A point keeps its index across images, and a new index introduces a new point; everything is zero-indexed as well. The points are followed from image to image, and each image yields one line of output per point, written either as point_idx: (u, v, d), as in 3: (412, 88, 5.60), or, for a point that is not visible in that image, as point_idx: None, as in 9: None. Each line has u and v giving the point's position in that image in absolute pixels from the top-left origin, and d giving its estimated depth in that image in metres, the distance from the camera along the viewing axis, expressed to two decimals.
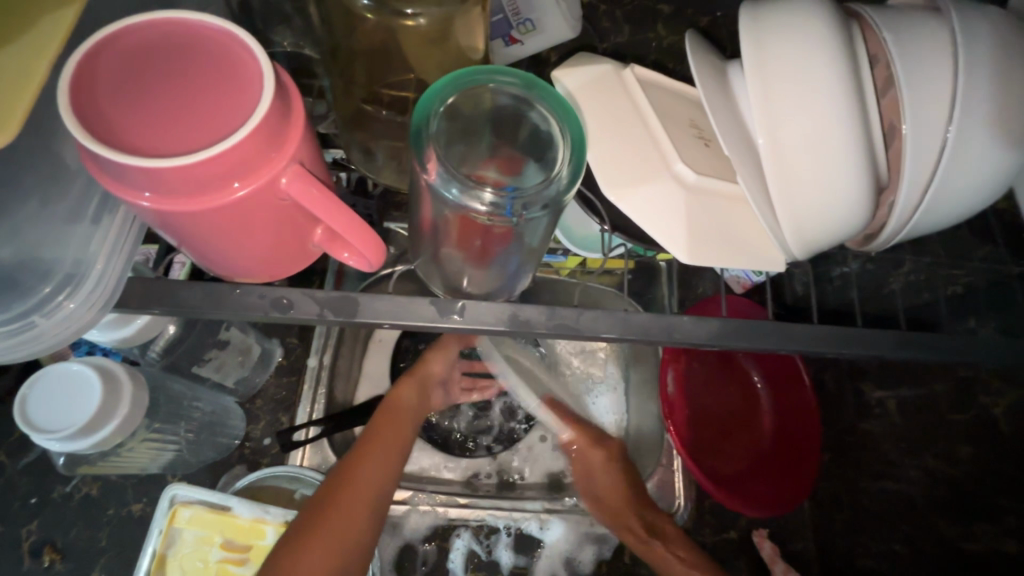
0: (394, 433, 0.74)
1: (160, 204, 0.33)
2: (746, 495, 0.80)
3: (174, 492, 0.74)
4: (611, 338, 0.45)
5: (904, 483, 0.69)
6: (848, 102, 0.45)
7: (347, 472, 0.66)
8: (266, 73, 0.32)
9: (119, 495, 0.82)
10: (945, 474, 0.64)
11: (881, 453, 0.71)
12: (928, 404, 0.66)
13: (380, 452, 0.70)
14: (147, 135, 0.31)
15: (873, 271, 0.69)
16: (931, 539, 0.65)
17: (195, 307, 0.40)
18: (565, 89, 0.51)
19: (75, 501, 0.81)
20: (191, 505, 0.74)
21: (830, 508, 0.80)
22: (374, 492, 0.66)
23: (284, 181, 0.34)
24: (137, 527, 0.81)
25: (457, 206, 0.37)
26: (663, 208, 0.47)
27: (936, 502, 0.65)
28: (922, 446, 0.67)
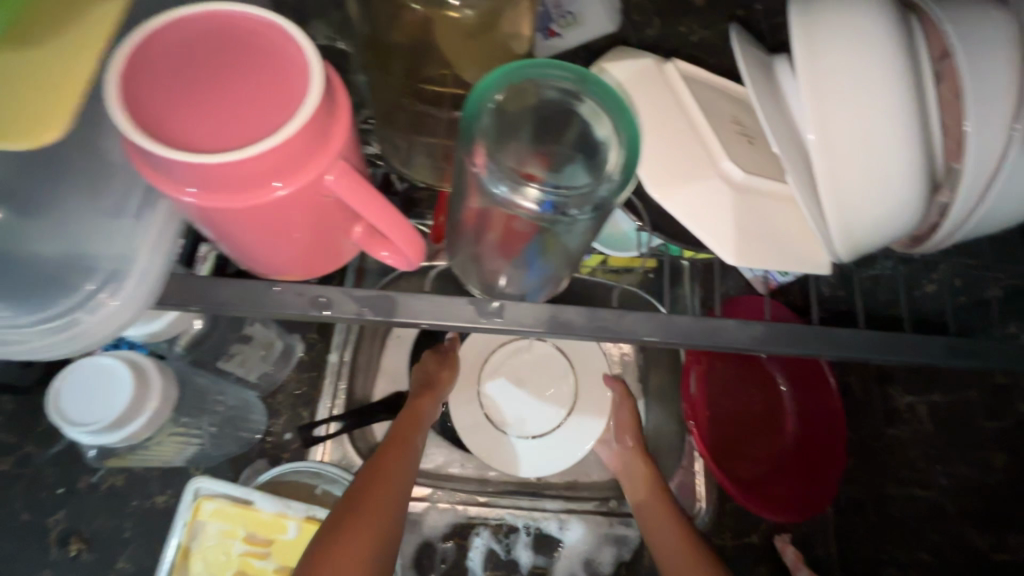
0: (405, 444, 0.66)
1: (205, 200, 0.32)
2: (763, 497, 0.79)
3: (198, 485, 0.74)
4: (652, 341, 0.44)
5: (934, 491, 0.66)
6: (903, 101, 0.44)
7: (362, 489, 0.60)
8: (315, 68, 0.31)
9: (142, 486, 0.83)
10: (978, 483, 0.63)
11: (909, 458, 0.69)
12: (962, 409, 0.65)
13: (392, 466, 0.63)
14: (196, 130, 0.30)
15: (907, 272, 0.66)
16: (956, 545, 0.64)
17: (233, 304, 0.40)
18: (613, 80, 0.50)
19: (101, 492, 0.82)
20: (215, 498, 0.74)
21: (852, 514, 0.78)
22: (389, 508, 0.59)
23: (329, 179, 0.34)
24: (161, 518, 0.82)
25: (504, 203, 0.36)
26: (708, 206, 0.46)
27: (966, 512, 0.63)
28: (953, 452, 0.65)
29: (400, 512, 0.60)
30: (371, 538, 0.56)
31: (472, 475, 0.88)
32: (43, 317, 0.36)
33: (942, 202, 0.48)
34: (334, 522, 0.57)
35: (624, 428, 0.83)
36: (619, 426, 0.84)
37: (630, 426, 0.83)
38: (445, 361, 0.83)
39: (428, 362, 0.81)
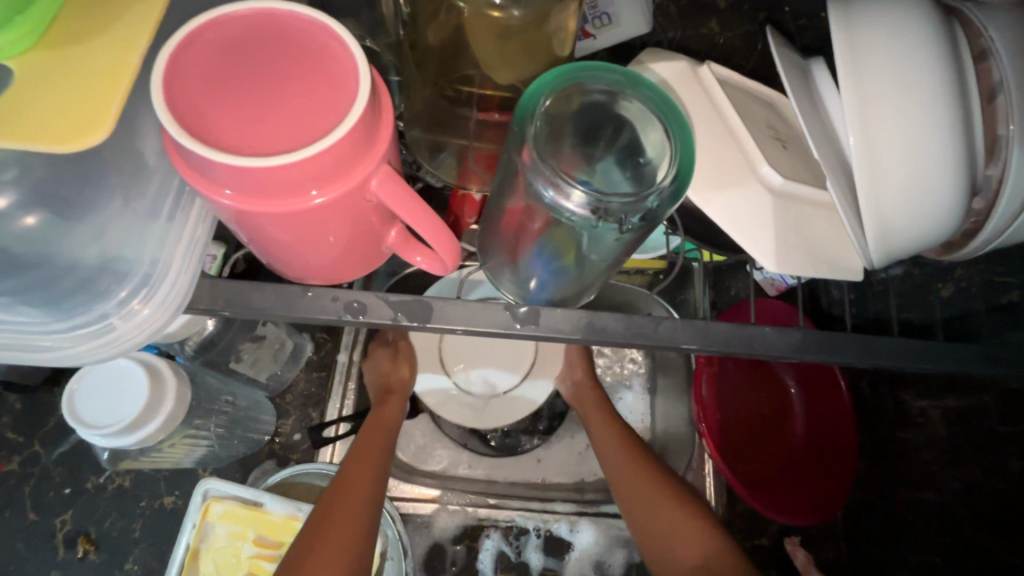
0: (368, 454, 0.67)
1: (245, 203, 0.31)
2: (774, 499, 0.78)
3: (207, 487, 0.73)
4: (690, 349, 0.43)
5: (946, 494, 0.64)
6: (946, 108, 0.43)
7: (330, 504, 0.61)
8: (364, 69, 0.30)
9: (151, 487, 0.82)
10: (987, 486, 0.60)
11: (921, 463, 0.68)
12: (976, 413, 0.61)
13: (356, 477, 0.64)
14: (243, 131, 0.29)
15: (922, 276, 0.65)
16: (967, 549, 0.62)
17: (268, 309, 0.39)
18: (657, 77, 0.50)
19: (109, 492, 0.81)
20: (224, 500, 0.73)
21: (862, 517, 0.78)
22: (364, 516, 0.61)
23: (373, 183, 0.33)
24: (170, 520, 0.81)
25: (549, 207, 0.35)
26: (745, 211, 0.45)
27: (977, 516, 0.61)
28: (959, 457, 0.63)
29: (371, 519, 0.61)
30: (350, 544, 0.58)
31: (479, 476, 0.88)
32: (80, 322, 0.37)
33: (977, 209, 0.49)
34: (310, 537, 0.58)
35: (571, 361, 0.86)
36: (568, 361, 0.86)
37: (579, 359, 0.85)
38: (400, 352, 0.83)
39: (381, 359, 0.81)
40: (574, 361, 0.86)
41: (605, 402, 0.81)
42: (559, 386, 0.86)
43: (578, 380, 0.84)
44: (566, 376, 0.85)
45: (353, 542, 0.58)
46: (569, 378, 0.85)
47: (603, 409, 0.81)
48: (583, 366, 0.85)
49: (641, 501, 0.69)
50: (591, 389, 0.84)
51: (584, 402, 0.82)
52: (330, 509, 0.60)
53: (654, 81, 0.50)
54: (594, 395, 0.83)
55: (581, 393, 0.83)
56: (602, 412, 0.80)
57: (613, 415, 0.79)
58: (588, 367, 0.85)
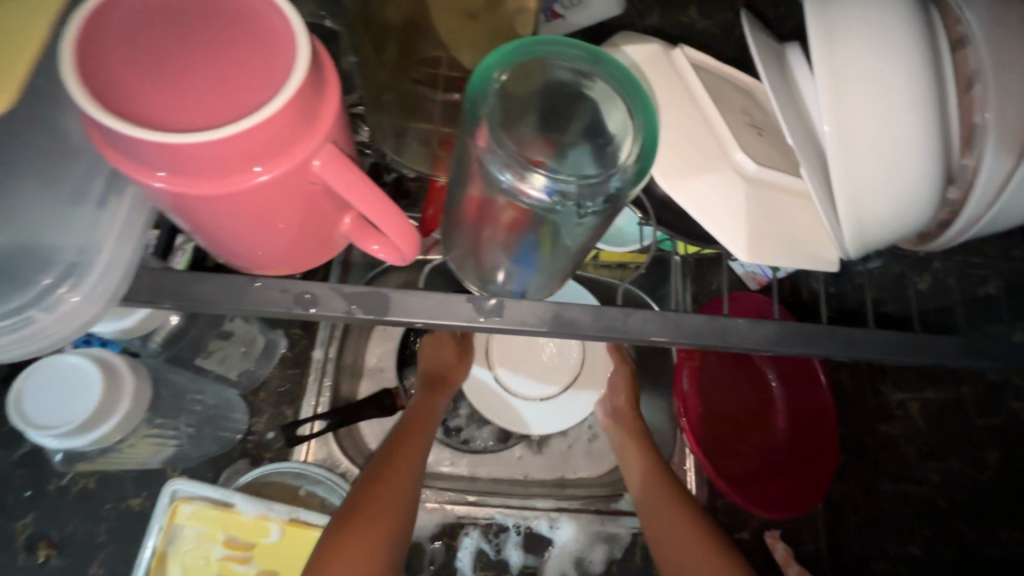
0: (404, 455, 0.64)
1: (177, 184, 0.29)
2: (755, 494, 0.77)
3: (174, 488, 0.69)
4: (661, 343, 0.42)
5: (926, 486, 0.64)
6: (920, 91, 0.42)
7: (357, 505, 0.58)
8: (301, 39, 0.28)
9: (117, 488, 0.79)
10: (967, 477, 0.60)
11: (901, 456, 0.67)
12: (954, 407, 0.61)
13: (391, 480, 0.60)
14: (168, 104, 0.27)
15: (900, 268, 0.64)
16: (947, 540, 0.62)
17: (208, 302, 0.37)
18: (629, 60, 0.48)
19: (72, 494, 0.78)
20: (193, 500, 0.70)
21: (842, 509, 0.76)
22: (404, 504, 0.59)
23: (316, 164, 0.31)
24: (137, 523, 0.78)
25: (509, 192, 0.33)
26: (719, 198, 0.43)
27: (958, 507, 0.61)
28: (940, 450, 0.63)
29: (406, 515, 0.59)
30: (372, 552, 0.55)
31: (460, 472, 0.86)
32: None
33: (952, 199, 0.48)
34: (334, 539, 0.55)
35: (615, 386, 0.85)
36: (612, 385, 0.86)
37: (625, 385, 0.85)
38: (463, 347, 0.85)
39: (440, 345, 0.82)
40: (618, 387, 0.85)
41: (644, 430, 0.80)
42: (597, 404, 0.86)
43: (619, 407, 0.83)
44: (607, 399, 0.85)
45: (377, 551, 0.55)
46: (610, 401, 0.84)
47: (640, 436, 0.79)
48: (627, 395, 0.84)
49: (662, 503, 0.69)
50: (633, 418, 0.82)
51: (623, 433, 0.81)
52: (357, 510, 0.57)
53: (627, 63, 0.48)
54: (632, 423, 0.81)
55: (620, 421, 0.82)
56: (637, 433, 0.79)
57: (647, 443, 0.78)
58: (631, 394, 0.84)
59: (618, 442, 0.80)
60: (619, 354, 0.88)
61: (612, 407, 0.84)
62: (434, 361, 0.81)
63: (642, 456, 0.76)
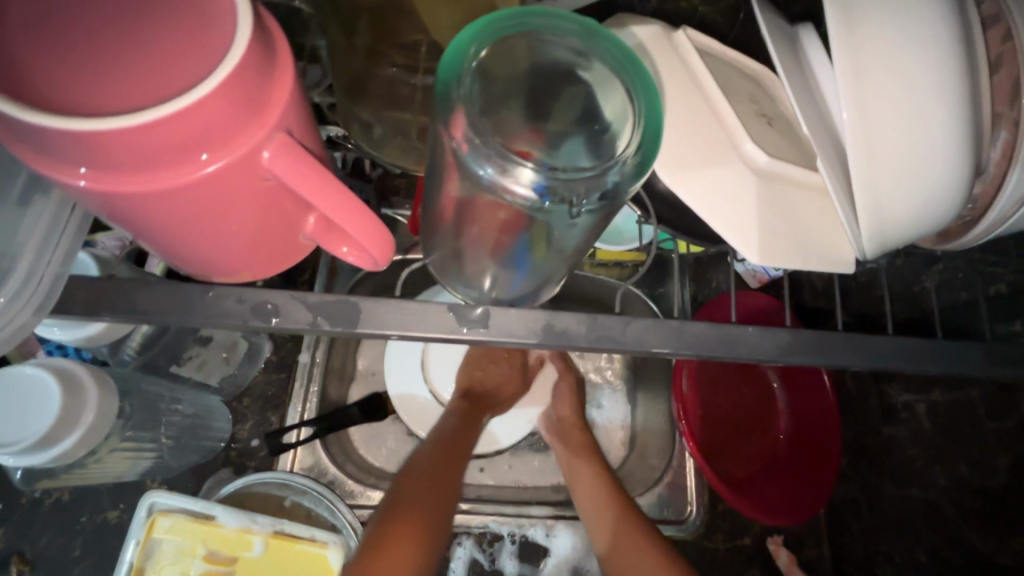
0: (444, 464, 0.66)
1: (105, 182, 0.25)
2: (758, 498, 0.72)
3: (153, 499, 0.60)
4: (663, 354, 0.38)
5: (932, 490, 0.60)
6: (947, 74, 0.38)
7: (398, 503, 0.60)
8: (241, 8, 0.24)
9: (93, 500, 0.69)
10: (976, 484, 0.56)
11: (905, 461, 0.64)
12: (961, 407, 0.57)
13: (427, 483, 0.63)
14: (87, 86, 0.23)
15: (904, 267, 0.61)
16: (951, 543, 0.58)
17: (153, 313, 0.33)
18: (634, 38, 0.44)
19: (45, 508, 0.68)
20: (172, 514, 0.60)
21: (844, 513, 0.73)
22: (442, 509, 0.61)
23: (266, 156, 0.26)
24: (116, 539, 0.68)
25: (490, 188, 0.29)
26: (727, 194, 0.39)
27: (964, 512, 0.57)
28: (947, 454, 0.59)
29: (445, 516, 0.61)
30: (411, 553, 0.56)
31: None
32: None
33: (975, 196, 0.45)
34: (376, 537, 0.56)
35: (562, 398, 0.82)
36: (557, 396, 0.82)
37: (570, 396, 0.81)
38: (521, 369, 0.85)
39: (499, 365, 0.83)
40: (563, 396, 0.82)
41: (592, 441, 0.77)
42: (540, 420, 0.82)
43: (564, 417, 0.80)
44: (552, 410, 0.82)
45: (417, 550, 0.56)
46: (556, 413, 0.81)
47: (593, 458, 0.74)
48: (572, 404, 0.81)
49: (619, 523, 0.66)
50: (579, 430, 0.79)
51: (571, 442, 0.77)
52: (398, 508, 0.59)
53: (632, 42, 0.44)
54: (584, 443, 0.77)
55: (568, 432, 0.78)
56: (588, 453, 0.75)
57: (601, 463, 0.74)
58: (576, 403, 0.81)
59: (569, 467, 0.75)
60: (563, 362, 0.85)
61: (556, 417, 0.80)
62: (484, 378, 0.81)
63: (601, 482, 0.71)
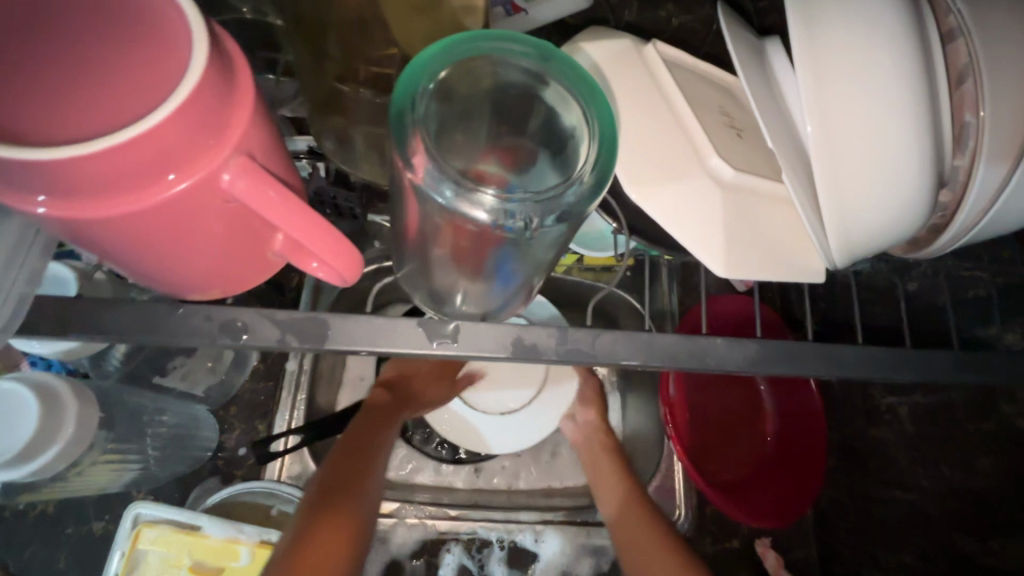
0: (375, 437, 0.60)
1: (66, 209, 0.25)
2: (748, 502, 0.69)
3: (138, 510, 0.61)
4: (632, 365, 0.38)
5: (914, 492, 0.60)
6: (906, 89, 0.39)
7: (325, 500, 0.52)
8: (196, 35, 0.24)
9: (79, 510, 0.68)
10: (967, 487, 0.54)
11: (887, 460, 0.62)
12: (945, 408, 0.57)
13: (354, 471, 0.55)
14: (41, 116, 0.23)
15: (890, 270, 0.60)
16: (945, 554, 0.56)
17: (123, 334, 0.33)
18: (588, 61, 0.44)
19: (31, 520, 0.67)
20: (157, 524, 0.60)
21: (831, 517, 0.71)
22: (362, 512, 0.53)
23: (226, 179, 0.26)
24: (102, 550, 0.68)
25: (450, 211, 0.29)
26: (695, 209, 0.40)
27: (950, 515, 0.56)
28: (934, 455, 0.58)
29: (365, 520, 0.54)
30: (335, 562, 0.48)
31: (435, 483, 0.77)
32: None
33: (943, 203, 0.46)
34: (297, 540, 0.48)
35: (586, 401, 0.78)
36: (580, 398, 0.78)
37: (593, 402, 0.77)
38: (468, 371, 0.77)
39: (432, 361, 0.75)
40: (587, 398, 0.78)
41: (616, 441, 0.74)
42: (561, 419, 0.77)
43: (588, 421, 0.76)
44: (574, 413, 0.77)
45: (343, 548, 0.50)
46: (579, 416, 0.77)
47: (612, 455, 0.72)
48: (597, 410, 0.77)
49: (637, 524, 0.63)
50: (602, 433, 0.75)
51: (592, 446, 0.74)
52: (326, 508, 0.51)
53: (586, 64, 0.44)
54: (605, 442, 0.74)
55: (589, 436, 0.75)
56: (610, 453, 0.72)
57: (623, 464, 0.71)
58: (602, 409, 0.77)
59: (591, 463, 0.73)
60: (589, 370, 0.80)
61: (580, 421, 0.76)
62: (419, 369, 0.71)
63: (620, 478, 0.69)
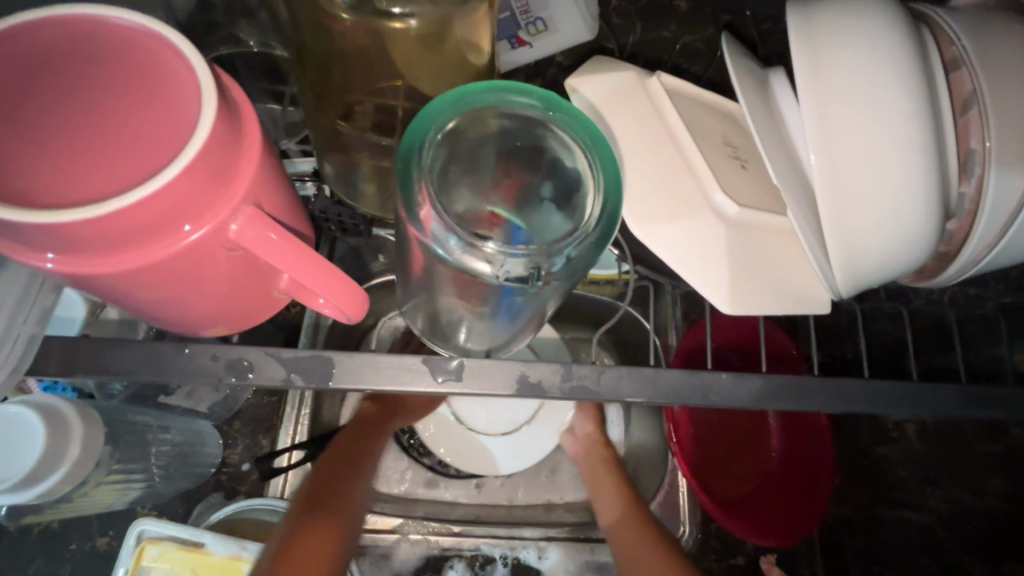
0: (360, 444, 0.62)
1: (78, 263, 0.25)
2: (747, 518, 0.68)
3: (142, 528, 0.60)
4: (637, 402, 0.38)
5: (926, 513, 0.57)
6: (913, 125, 0.39)
7: (307, 514, 0.52)
8: (206, 92, 0.24)
9: (82, 527, 0.68)
10: (977, 509, 0.53)
11: (890, 482, 0.61)
12: (954, 431, 0.56)
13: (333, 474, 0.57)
14: (52, 176, 0.23)
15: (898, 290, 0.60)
16: None
17: (131, 372, 0.33)
18: (585, 101, 0.45)
19: (35, 536, 0.67)
20: (162, 541, 0.60)
21: (839, 535, 0.68)
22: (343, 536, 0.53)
23: (235, 229, 0.27)
24: (105, 567, 0.67)
25: (453, 260, 0.29)
26: (697, 246, 0.41)
27: (959, 538, 0.54)
28: (942, 477, 0.56)
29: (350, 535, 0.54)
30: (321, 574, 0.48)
31: (437, 498, 0.74)
32: None
33: (951, 231, 0.45)
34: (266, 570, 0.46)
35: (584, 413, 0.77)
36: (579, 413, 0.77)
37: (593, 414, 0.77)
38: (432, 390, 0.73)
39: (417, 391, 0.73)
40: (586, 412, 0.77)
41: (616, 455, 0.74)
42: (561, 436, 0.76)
43: (587, 434, 0.75)
44: (574, 427, 0.76)
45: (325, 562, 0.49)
46: (579, 429, 0.76)
47: (613, 471, 0.72)
48: (596, 423, 0.76)
49: (637, 528, 0.63)
50: (603, 448, 0.74)
51: (593, 462, 0.73)
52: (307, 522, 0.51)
53: (581, 105, 0.45)
54: (606, 456, 0.73)
55: (590, 451, 0.74)
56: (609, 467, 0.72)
57: (625, 480, 0.71)
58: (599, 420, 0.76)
59: (591, 477, 0.72)
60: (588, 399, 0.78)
61: (579, 434, 0.75)
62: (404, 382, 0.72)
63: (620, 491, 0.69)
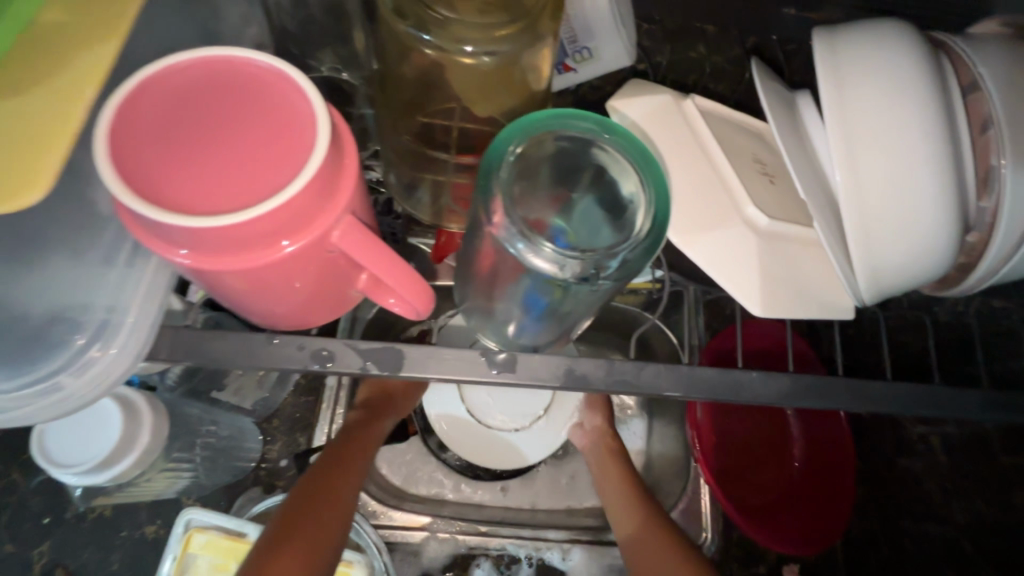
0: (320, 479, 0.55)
1: (201, 262, 0.30)
2: (772, 523, 0.69)
3: (190, 516, 0.65)
4: (673, 396, 0.42)
5: (949, 526, 0.60)
6: (934, 146, 0.42)
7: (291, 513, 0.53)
8: (322, 121, 0.29)
9: (132, 515, 0.71)
10: (996, 521, 0.57)
11: (916, 491, 0.62)
12: (977, 445, 0.59)
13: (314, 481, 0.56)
14: (200, 189, 0.28)
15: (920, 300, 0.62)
16: None
17: (227, 359, 0.38)
18: (627, 120, 0.49)
19: (89, 522, 0.70)
20: (207, 530, 0.65)
21: (864, 549, 0.68)
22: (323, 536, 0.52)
23: (336, 235, 0.31)
24: (153, 553, 0.70)
25: (519, 260, 0.33)
26: (731, 253, 0.44)
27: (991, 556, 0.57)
28: (965, 485, 0.59)
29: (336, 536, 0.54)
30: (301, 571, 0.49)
31: (470, 497, 0.77)
32: (25, 381, 0.35)
33: (971, 243, 0.48)
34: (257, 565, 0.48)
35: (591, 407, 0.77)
36: (588, 407, 0.77)
37: (602, 409, 0.76)
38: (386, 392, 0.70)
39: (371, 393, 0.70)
40: (594, 405, 0.77)
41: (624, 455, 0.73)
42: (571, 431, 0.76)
43: (597, 427, 0.75)
44: (581, 420, 0.76)
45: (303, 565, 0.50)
46: (586, 422, 0.76)
47: (621, 463, 0.72)
48: (605, 415, 0.76)
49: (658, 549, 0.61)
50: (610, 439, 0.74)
51: (600, 454, 0.73)
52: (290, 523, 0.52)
53: (626, 124, 0.49)
54: (612, 448, 0.73)
55: (597, 444, 0.74)
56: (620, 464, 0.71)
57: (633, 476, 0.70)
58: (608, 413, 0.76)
59: (599, 472, 0.72)
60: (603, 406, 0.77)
61: (588, 428, 0.75)
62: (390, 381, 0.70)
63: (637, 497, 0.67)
